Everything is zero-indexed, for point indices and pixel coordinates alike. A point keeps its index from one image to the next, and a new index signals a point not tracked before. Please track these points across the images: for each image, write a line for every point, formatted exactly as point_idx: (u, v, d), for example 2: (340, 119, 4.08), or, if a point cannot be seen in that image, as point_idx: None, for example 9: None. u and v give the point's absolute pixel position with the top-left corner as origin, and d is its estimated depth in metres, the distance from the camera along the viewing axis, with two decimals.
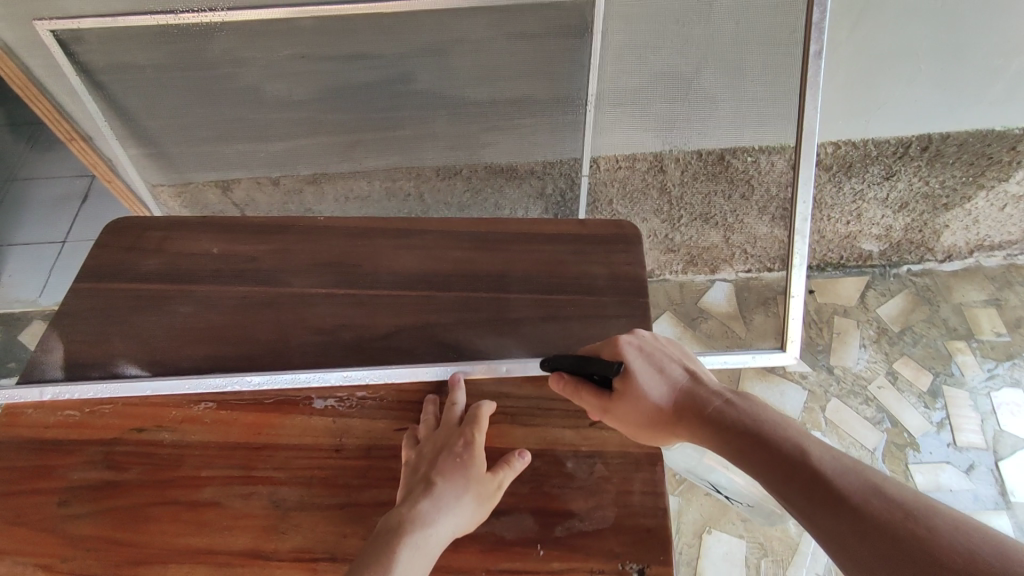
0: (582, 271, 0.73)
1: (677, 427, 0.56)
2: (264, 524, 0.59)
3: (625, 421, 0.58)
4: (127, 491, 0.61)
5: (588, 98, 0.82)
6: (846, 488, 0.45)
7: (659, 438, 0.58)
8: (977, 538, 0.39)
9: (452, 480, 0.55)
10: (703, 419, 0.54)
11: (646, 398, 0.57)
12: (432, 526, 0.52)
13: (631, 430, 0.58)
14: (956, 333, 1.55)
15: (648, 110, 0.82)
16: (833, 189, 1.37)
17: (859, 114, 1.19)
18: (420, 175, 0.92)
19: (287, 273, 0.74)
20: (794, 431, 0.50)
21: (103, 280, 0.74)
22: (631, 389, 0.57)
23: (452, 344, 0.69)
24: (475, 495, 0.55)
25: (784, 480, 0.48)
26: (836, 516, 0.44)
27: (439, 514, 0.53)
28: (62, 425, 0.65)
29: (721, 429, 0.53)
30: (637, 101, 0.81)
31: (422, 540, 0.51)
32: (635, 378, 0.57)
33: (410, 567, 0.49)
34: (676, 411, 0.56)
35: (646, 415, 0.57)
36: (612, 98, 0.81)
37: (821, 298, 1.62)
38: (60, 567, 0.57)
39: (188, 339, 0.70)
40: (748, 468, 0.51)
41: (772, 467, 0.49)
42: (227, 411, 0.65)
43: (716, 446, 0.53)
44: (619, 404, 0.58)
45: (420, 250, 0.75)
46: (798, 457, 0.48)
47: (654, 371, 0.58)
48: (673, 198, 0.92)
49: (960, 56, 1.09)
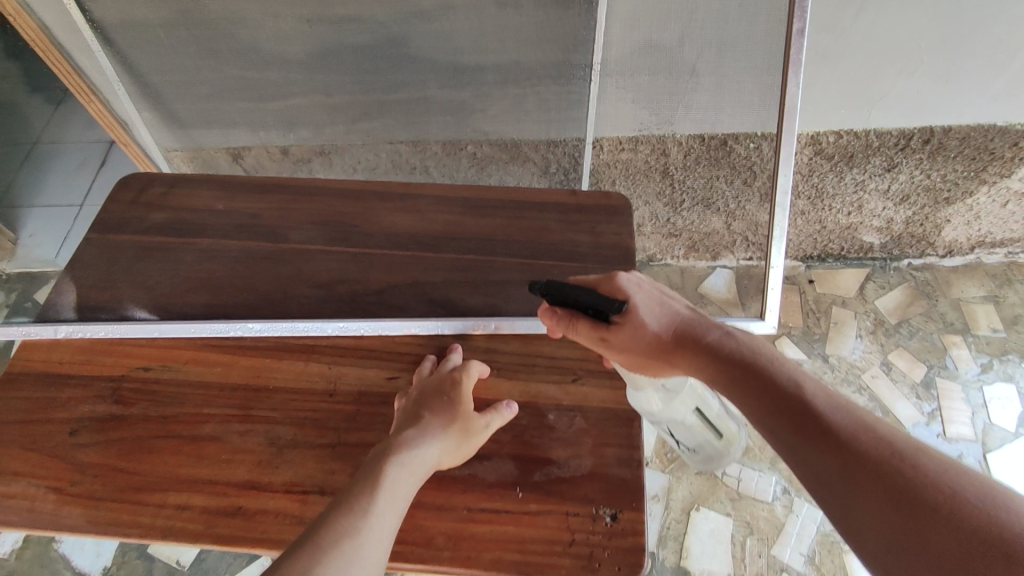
0: (569, 238, 0.75)
1: (672, 360, 0.57)
2: (260, 458, 0.62)
3: (622, 354, 0.59)
4: (133, 424, 0.65)
5: (593, 67, 0.82)
6: (835, 424, 0.46)
7: (653, 372, 0.59)
8: (956, 475, 0.41)
9: (438, 409, 0.59)
10: (700, 353, 0.55)
11: (645, 331, 0.57)
12: (417, 448, 0.55)
13: (627, 364, 0.59)
14: (953, 327, 1.56)
15: (647, 83, 0.81)
16: (834, 179, 1.38)
17: (862, 104, 1.21)
18: (425, 148, 0.91)
19: (287, 229, 0.77)
20: (793, 371, 0.51)
21: (114, 230, 0.78)
22: (631, 321, 0.57)
23: (442, 301, 0.72)
24: (459, 429, 0.59)
25: (776, 413, 0.49)
26: (824, 448, 0.45)
27: (425, 439, 0.56)
28: (74, 362, 0.69)
29: (718, 362, 0.54)
30: (634, 76, 0.81)
31: (408, 459, 0.54)
32: (636, 312, 0.58)
33: (399, 478, 0.52)
34: (672, 345, 0.57)
35: (643, 346, 0.57)
36: (615, 69, 0.81)
37: (820, 288, 1.64)
38: (70, 490, 0.61)
39: (191, 288, 0.73)
40: (739, 401, 0.52)
41: (764, 403, 0.50)
42: (227, 355, 0.69)
43: (710, 378, 0.54)
44: (616, 336, 0.58)
45: (414, 212, 0.78)
46: (791, 394, 0.50)
47: (654, 306, 0.59)
48: (675, 181, 0.90)
49: (961, 47, 1.10)
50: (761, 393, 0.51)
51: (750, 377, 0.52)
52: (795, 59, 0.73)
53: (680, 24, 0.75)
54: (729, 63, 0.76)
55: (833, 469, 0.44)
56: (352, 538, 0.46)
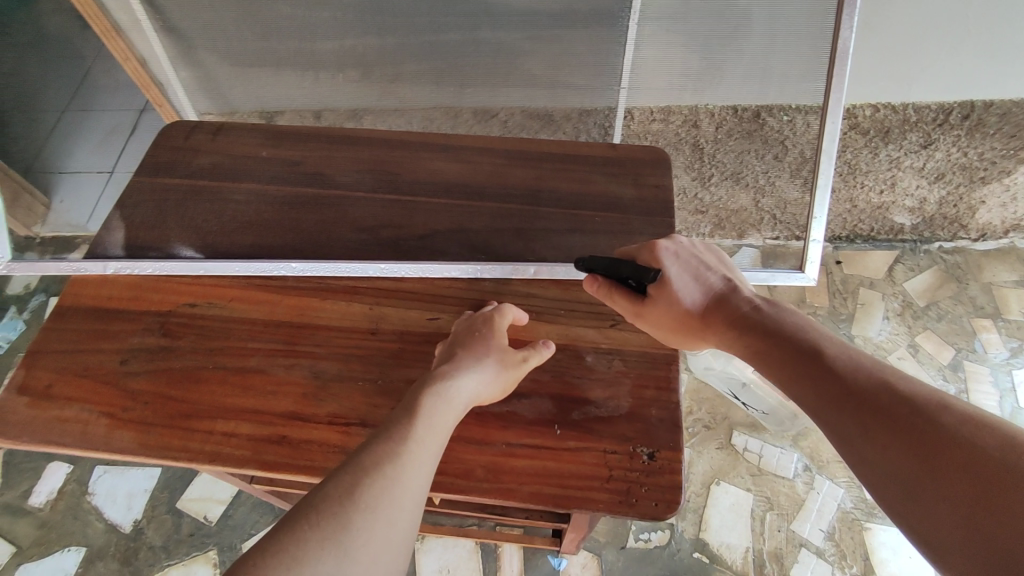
0: (610, 189, 0.76)
1: (704, 332, 0.59)
2: (304, 391, 0.64)
3: (655, 325, 0.62)
4: (181, 355, 0.67)
5: (631, 12, 0.80)
6: (858, 384, 0.47)
7: (687, 343, 0.61)
8: (980, 424, 0.41)
9: (472, 343, 0.59)
10: (732, 324, 0.57)
11: (678, 303, 0.60)
12: (454, 376, 0.55)
13: (660, 334, 0.62)
14: (983, 311, 1.54)
15: (690, 30, 0.80)
16: (868, 154, 1.36)
17: (898, 78, 1.17)
18: (457, 117, 0.90)
19: (330, 176, 0.78)
20: (818, 340, 0.53)
21: (161, 174, 0.79)
22: (665, 294, 0.60)
23: (482, 247, 0.73)
24: (496, 361, 0.58)
25: (803, 379, 0.51)
26: (847, 409, 0.46)
27: (461, 370, 0.56)
28: (125, 297, 0.71)
29: (748, 332, 0.56)
30: (678, 23, 0.80)
31: (445, 387, 0.54)
32: (671, 284, 0.60)
33: (437, 406, 0.52)
34: (705, 316, 0.59)
35: (676, 318, 0.60)
36: (656, 13, 0.79)
37: (847, 269, 1.62)
38: (121, 415, 0.63)
39: (237, 229, 0.75)
40: (768, 369, 0.54)
41: (792, 367, 0.52)
42: (272, 293, 0.70)
43: (739, 348, 0.57)
44: (651, 308, 0.61)
45: (455, 162, 0.79)
46: (818, 358, 0.51)
47: (690, 278, 0.61)
48: (705, 153, 0.96)
49: (1007, 21, 1.05)
50: (788, 359, 0.52)
51: (779, 345, 0.53)
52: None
53: None
54: (775, 15, 0.76)
55: (855, 427, 0.45)
56: (391, 460, 0.46)
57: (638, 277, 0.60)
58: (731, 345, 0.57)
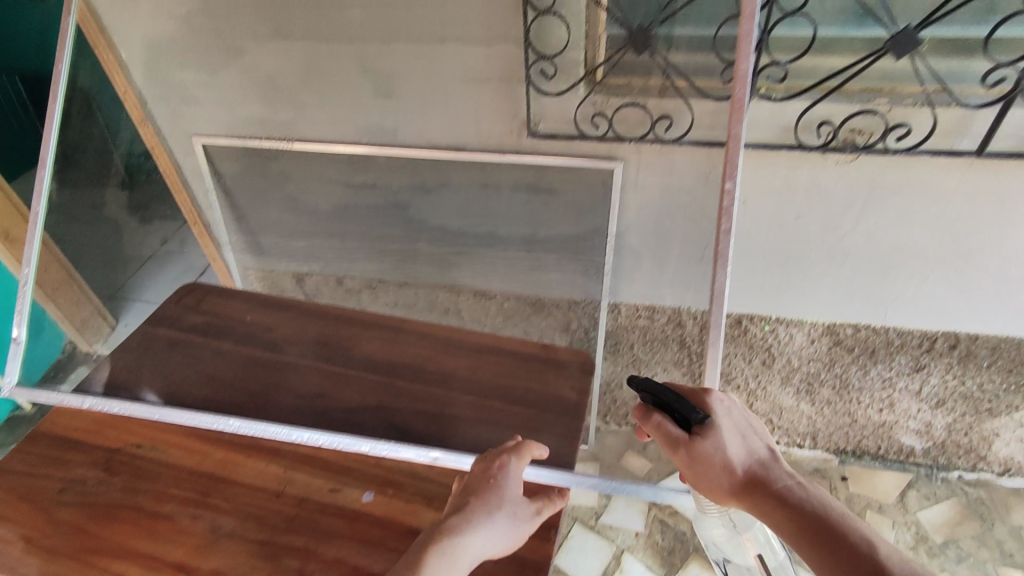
0: (527, 386, 0.82)
1: (741, 488, 0.70)
2: (197, 544, 0.69)
3: (699, 476, 0.71)
4: (108, 492, 0.74)
5: (609, 235, 1.09)
6: (864, 555, 0.61)
7: (711, 492, 0.71)
8: None
9: (486, 491, 0.65)
10: (768, 488, 0.68)
11: (722, 455, 0.71)
12: (460, 536, 0.59)
13: (705, 484, 0.71)
14: (1012, 561, 1.37)
15: (652, 249, 1.08)
16: (858, 371, 1.37)
17: (877, 302, 1.26)
18: (459, 294, 1.17)
19: (290, 345, 0.90)
20: (837, 511, 0.66)
21: (157, 325, 0.94)
22: (713, 441, 0.71)
23: (399, 427, 0.80)
24: (508, 517, 0.63)
25: (815, 537, 0.64)
26: (836, 555, 0.62)
27: (472, 529, 0.60)
28: (86, 431, 0.81)
29: (779, 497, 0.67)
30: (648, 246, 1.08)
31: (450, 548, 0.59)
32: (721, 434, 0.72)
33: (445, 562, 0.58)
34: (748, 476, 0.70)
35: (722, 470, 0.70)
36: (639, 225, 1.07)
37: (854, 487, 1.52)
38: (38, 540, 0.70)
39: (199, 381, 0.86)
40: (794, 529, 0.66)
41: (817, 531, 0.65)
42: (205, 445, 0.79)
43: (770, 513, 0.67)
44: (702, 459, 0.71)
45: (399, 345, 0.89)
46: (828, 520, 0.65)
47: (737, 435, 0.73)
48: (692, 351, 1.02)
49: (971, 263, 1.17)
50: (823, 531, 0.64)
51: (809, 514, 0.66)
52: (722, 253, 0.93)
53: (675, 210, 1.03)
54: (693, 248, 1.03)
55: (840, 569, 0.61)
56: None
57: (688, 413, 0.73)
58: (757, 505, 0.68)
